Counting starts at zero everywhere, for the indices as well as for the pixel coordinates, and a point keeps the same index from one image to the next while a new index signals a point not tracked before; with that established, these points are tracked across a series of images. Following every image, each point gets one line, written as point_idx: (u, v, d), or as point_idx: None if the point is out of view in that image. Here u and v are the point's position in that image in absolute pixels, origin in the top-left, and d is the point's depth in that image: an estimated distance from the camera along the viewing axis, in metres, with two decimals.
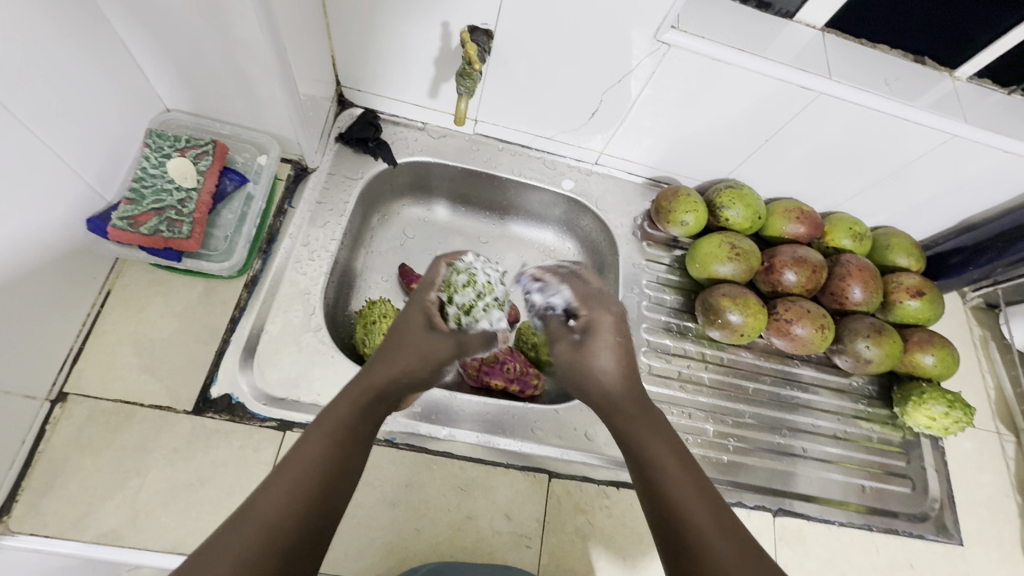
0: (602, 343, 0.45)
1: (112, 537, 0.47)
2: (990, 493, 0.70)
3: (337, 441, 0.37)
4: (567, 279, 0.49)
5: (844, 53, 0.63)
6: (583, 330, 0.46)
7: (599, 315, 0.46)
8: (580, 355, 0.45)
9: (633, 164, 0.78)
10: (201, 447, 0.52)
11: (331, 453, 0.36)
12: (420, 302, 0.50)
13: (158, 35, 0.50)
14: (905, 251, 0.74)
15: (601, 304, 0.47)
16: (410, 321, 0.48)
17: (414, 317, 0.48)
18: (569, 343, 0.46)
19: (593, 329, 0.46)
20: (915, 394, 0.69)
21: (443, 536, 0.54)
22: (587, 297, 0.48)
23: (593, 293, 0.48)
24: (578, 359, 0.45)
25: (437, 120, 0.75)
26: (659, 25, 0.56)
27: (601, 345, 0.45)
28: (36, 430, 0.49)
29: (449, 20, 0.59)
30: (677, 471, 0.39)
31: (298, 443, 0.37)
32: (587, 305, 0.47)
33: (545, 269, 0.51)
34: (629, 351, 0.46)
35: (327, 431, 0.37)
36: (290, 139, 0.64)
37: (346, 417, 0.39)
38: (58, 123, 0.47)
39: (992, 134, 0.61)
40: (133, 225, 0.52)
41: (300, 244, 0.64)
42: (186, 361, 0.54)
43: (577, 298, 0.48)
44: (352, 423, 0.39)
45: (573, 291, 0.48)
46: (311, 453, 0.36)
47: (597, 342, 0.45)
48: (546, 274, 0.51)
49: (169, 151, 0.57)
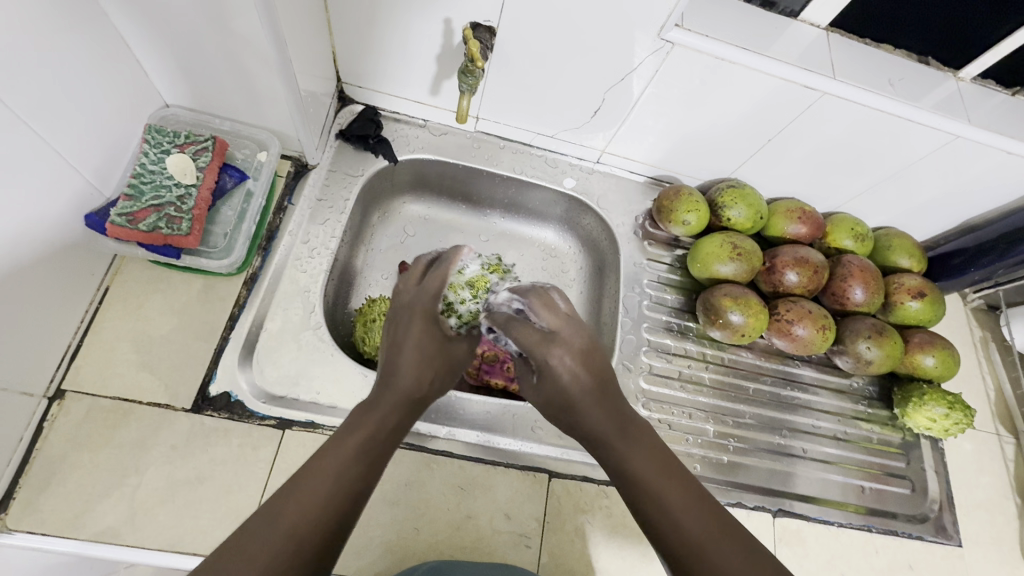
0: (562, 378, 0.43)
1: (110, 535, 0.47)
2: (989, 494, 0.71)
3: (367, 444, 0.38)
4: (510, 326, 0.46)
5: (849, 53, 0.62)
6: (539, 372, 0.44)
7: (548, 359, 0.43)
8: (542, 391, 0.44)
9: (635, 163, 0.77)
10: (200, 445, 0.51)
11: (360, 451, 0.38)
12: (424, 304, 0.47)
13: (157, 28, 0.50)
14: (907, 253, 0.74)
15: (551, 341, 0.43)
16: (426, 331, 0.46)
17: (420, 323, 0.46)
18: (531, 382, 0.46)
19: (547, 371, 0.43)
20: (915, 395, 0.69)
21: (443, 535, 0.54)
22: (530, 342, 0.44)
23: (541, 334, 0.44)
24: (546, 398, 0.44)
25: (439, 118, 0.74)
26: (663, 24, 0.56)
27: (558, 381, 0.43)
28: (34, 427, 0.49)
29: (451, 16, 0.59)
30: (670, 484, 0.39)
31: (324, 448, 0.38)
32: (532, 351, 0.44)
33: (489, 314, 0.49)
34: (597, 365, 0.44)
35: (360, 448, 0.38)
36: (290, 135, 0.63)
37: (381, 433, 0.40)
38: (55, 118, 0.46)
39: (996, 135, 0.61)
40: (132, 222, 0.52)
41: (301, 241, 0.64)
42: (185, 358, 0.54)
43: (523, 344, 0.45)
44: (384, 439, 0.40)
45: (515, 338, 0.45)
46: (341, 465, 0.36)
47: (554, 377, 0.43)
48: (491, 322, 0.48)
49: (168, 146, 0.56)
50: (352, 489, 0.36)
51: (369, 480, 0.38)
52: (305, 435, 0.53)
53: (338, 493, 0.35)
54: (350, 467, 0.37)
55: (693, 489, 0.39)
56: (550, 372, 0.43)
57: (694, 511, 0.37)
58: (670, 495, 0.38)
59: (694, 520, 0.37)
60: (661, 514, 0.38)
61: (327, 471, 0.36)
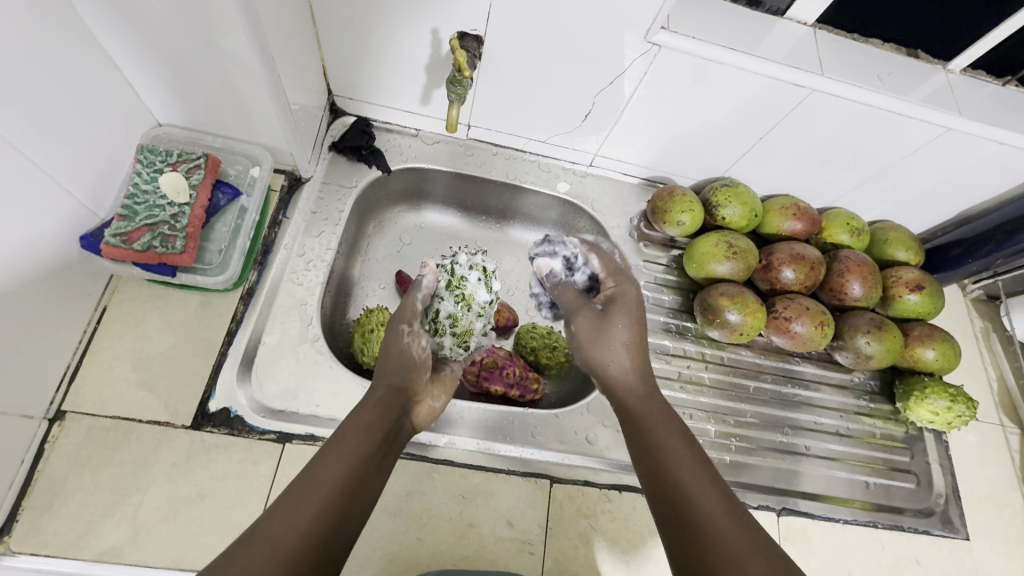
0: (625, 308, 0.57)
1: (113, 554, 0.47)
2: (995, 486, 0.70)
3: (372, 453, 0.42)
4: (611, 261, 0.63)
5: (836, 49, 0.62)
6: (606, 303, 0.58)
7: (623, 287, 0.60)
8: (604, 321, 0.56)
9: (628, 165, 0.77)
10: (200, 462, 0.51)
11: (351, 482, 0.39)
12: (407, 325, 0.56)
13: (145, 50, 0.50)
14: (904, 245, 0.74)
15: (620, 279, 0.61)
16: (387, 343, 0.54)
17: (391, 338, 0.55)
18: (590, 311, 0.58)
19: (618, 300, 0.58)
20: (917, 389, 0.69)
21: (445, 544, 0.53)
22: (614, 269, 0.62)
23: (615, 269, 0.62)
24: (601, 323, 0.56)
25: (430, 127, 0.75)
26: (649, 26, 0.56)
27: (622, 313, 0.56)
28: (35, 449, 0.49)
29: (439, 26, 0.59)
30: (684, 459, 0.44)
31: (330, 445, 0.41)
32: (616, 278, 0.61)
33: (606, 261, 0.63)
34: (641, 337, 0.56)
35: (328, 492, 0.37)
36: (282, 150, 0.64)
37: (350, 470, 0.39)
38: (47, 143, 0.46)
39: (987, 126, 0.61)
40: (127, 242, 0.52)
41: (296, 254, 0.64)
42: (184, 375, 0.54)
43: (607, 269, 0.63)
44: (353, 482, 0.39)
45: (603, 262, 0.63)
46: (310, 504, 0.36)
47: (619, 310, 0.57)
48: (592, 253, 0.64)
49: (161, 166, 0.57)
50: (327, 525, 0.36)
51: (355, 509, 0.38)
52: (306, 449, 0.54)
53: (324, 515, 0.36)
54: (354, 466, 0.40)
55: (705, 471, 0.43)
56: (619, 302, 0.58)
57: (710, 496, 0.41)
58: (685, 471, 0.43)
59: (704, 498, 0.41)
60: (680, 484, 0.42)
61: (300, 508, 0.36)
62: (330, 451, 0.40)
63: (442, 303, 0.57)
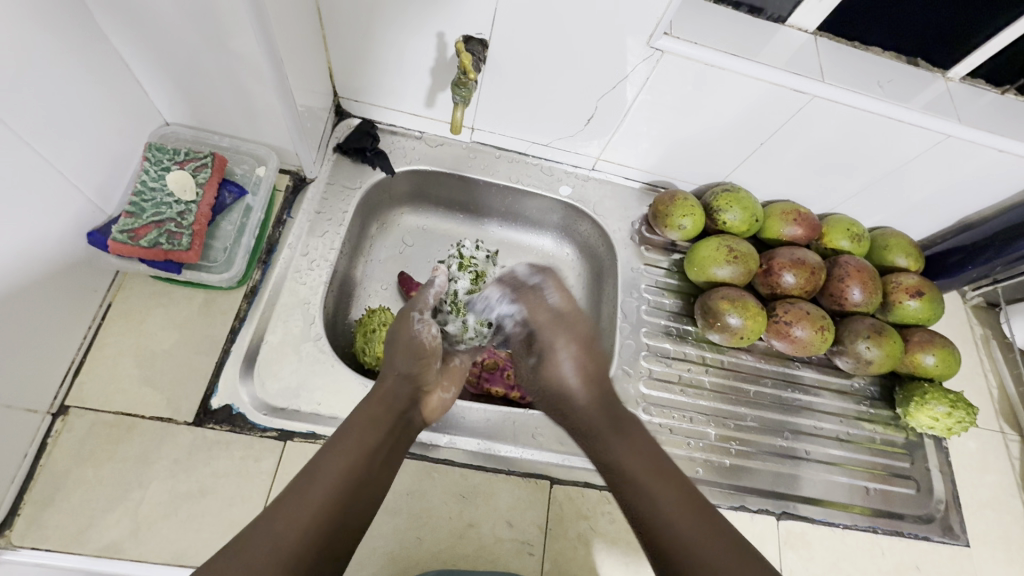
0: (559, 366, 0.56)
1: (113, 550, 0.47)
2: (995, 493, 0.70)
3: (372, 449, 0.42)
4: (522, 296, 0.58)
5: (837, 56, 0.63)
6: (538, 355, 0.57)
7: (552, 339, 0.56)
8: (538, 374, 0.56)
9: (630, 170, 0.78)
10: (202, 458, 0.52)
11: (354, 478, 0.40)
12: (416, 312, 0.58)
13: (155, 50, 0.51)
14: (904, 251, 0.74)
15: (558, 326, 0.57)
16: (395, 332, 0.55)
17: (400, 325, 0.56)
18: (529, 363, 0.58)
19: (547, 352, 0.56)
20: (917, 394, 0.69)
21: (445, 544, 0.54)
22: (541, 320, 0.56)
23: (551, 314, 0.57)
24: (539, 377, 0.56)
25: (434, 129, 0.75)
26: (652, 32, 0.57)
27: (559, 366, 0.56)
28: (38, 443, 0.49)
29: (445, 31, 0.60)
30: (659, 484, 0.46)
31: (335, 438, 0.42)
32: (542, 328, 0.56)
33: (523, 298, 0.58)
34: (592, 367, 0.56)
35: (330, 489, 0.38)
36: (288, 150, 0.64)
37: (353, 468, 0.40)
38: (56, 139, 0.47)
39: (986, 134, 0.62)
40: (133, 238, 0.53)
41: (300, 253, 0.65)
42: (187, 372, 0.55)
43: (535, 318, 0.57)
44: (354, 479, 0.40)
45: (529, 311, 0.57)
46: (314, 501, 0.37)
47: (556, 365, 0.56)
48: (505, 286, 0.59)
49: (168, 164, 0.57)
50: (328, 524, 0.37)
51: (354, 506, 0.39)
52: (307, 447, 0.54)
53: (325, 515, 0.37)
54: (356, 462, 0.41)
55: (682, 490, 0.45)
56: (550, 356, 0.56)
57: (688, 517, 0.44)
58: (660, 495, 0.45)
59: (682, 518, 0.43)
60: (654, 511, 0.44)
61: (302, 507, 0.37)
62: (335, 444, 0.42)
63: (458, 282, 0.60)
